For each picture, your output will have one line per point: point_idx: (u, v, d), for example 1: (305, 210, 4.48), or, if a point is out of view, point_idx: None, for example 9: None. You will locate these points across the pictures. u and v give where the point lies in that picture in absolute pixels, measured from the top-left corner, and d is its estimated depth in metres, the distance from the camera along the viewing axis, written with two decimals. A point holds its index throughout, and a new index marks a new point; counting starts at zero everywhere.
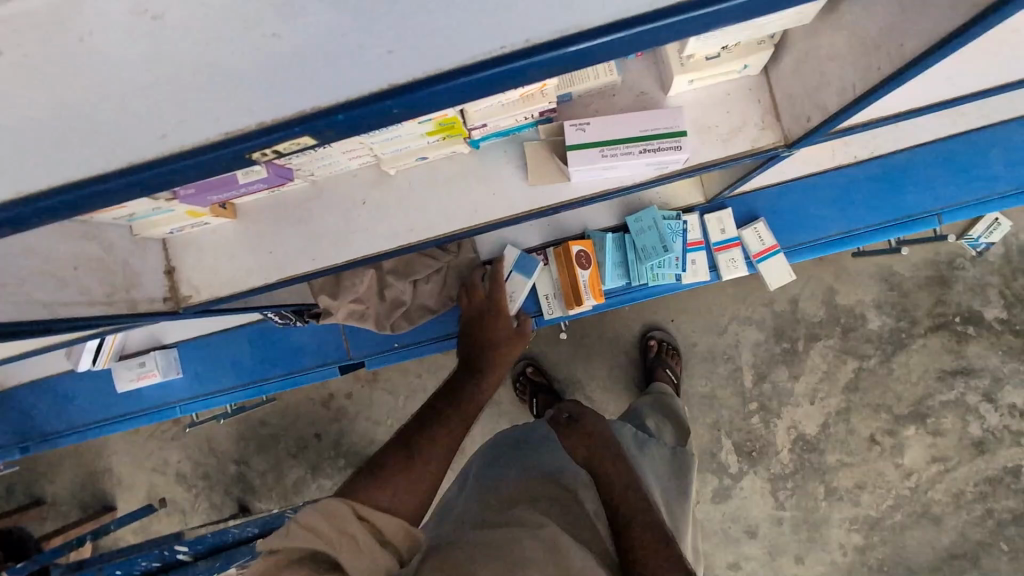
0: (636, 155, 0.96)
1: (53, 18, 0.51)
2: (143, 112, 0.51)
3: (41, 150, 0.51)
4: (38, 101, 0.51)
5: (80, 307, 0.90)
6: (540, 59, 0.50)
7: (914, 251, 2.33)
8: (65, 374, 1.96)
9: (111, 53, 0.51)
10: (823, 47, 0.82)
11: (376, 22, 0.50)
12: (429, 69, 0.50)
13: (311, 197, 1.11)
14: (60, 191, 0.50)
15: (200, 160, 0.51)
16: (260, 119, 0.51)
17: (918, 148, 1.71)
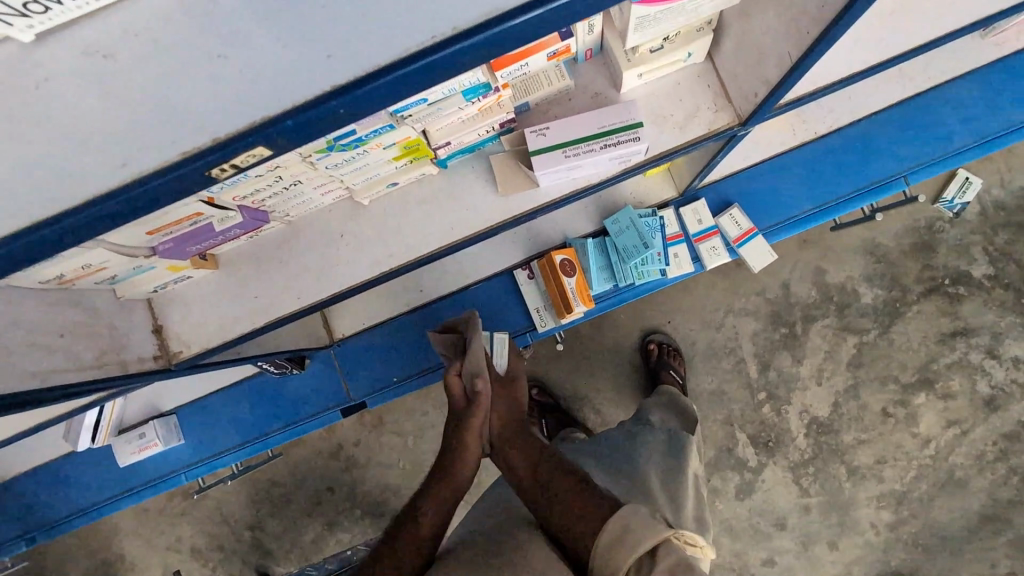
0: (598, 150, 0.98)
1: (12, 68, 0.53)
2: (103, 144, 0.52)
3: (9, 192, 0.52)
4: (4, 146, 0.52)
5: (72, 372, 0.90)
6: (475, 41, 0.51)
7: (893, 221, 2.37)
8: (64, 457, 1.92)
9: (67, 93, 0.53)
10: (759, 23, 0.86)
11: (317, 32, 0.53)
12: (367, 65, 0.52)
13: (290, 237, 1.13)
14: (34, 230, 0.52)
15: (160, 182, 0.51)
16: (214, 135, 0.52)
17: (875, 116, 1.76)
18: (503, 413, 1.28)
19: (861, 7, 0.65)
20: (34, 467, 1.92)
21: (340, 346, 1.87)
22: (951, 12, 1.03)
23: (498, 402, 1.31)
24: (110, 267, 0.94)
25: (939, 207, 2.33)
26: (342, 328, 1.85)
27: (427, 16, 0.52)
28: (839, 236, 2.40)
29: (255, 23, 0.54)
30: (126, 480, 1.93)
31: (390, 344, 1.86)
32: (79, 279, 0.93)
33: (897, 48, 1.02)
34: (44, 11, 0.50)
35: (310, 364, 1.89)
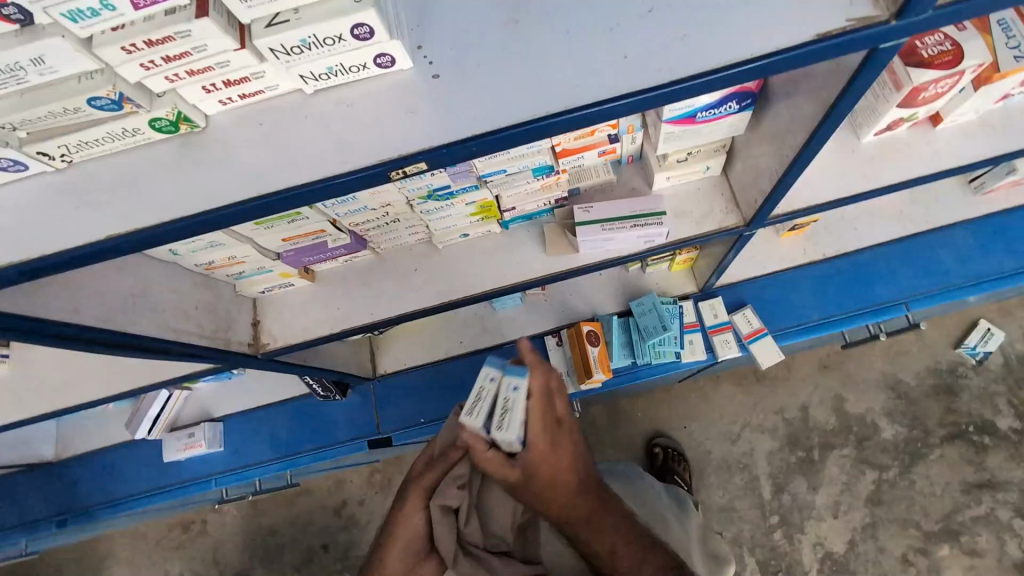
0: (629, 228, 1.25)
1: (286, 109, 0.70)
2: (320, 159, 0.67)
3: (245, 187, 0.67)
4: (257, 155, 0.69)
5: (194, 336, 1.14)
6: (579, 115, 0.64)
7: (915, 361, 2.51)
8: (115, 449, 2.11)
9: (312, 124, 0.69)
10: (757, 154, 1.14)
11: (476, 92, 0.67)
12: (498, 122, 0.65)
13: (374, 266, 1.40)
14: (243, 202, 0.66)
15: (341, 183, 0.66)
16: (391, 153, 0.66)
17: (880, 248, 2.00)
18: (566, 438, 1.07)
19: (817, 145, 0.90)
20: (85, 452, 2.11)
21: (380, 381, 2.08)
22: (930, 168, 1.31)
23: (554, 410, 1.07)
24: (244, 264, 1.21)
25: (961, 353, 2.49)
26: (384, 364, 2.07)
27: (547, 98, 0.65)
28: (861, 367, 2.54)
29: (437, 87, 0.68)
30: (163, 477, 2.09)
31: (424, 388, 2.06)
32: (217, 269, 1.20)
33: (884, 182, 1.29)
34: (327, 79, 0.67)
35: (351, 394, 2.09)
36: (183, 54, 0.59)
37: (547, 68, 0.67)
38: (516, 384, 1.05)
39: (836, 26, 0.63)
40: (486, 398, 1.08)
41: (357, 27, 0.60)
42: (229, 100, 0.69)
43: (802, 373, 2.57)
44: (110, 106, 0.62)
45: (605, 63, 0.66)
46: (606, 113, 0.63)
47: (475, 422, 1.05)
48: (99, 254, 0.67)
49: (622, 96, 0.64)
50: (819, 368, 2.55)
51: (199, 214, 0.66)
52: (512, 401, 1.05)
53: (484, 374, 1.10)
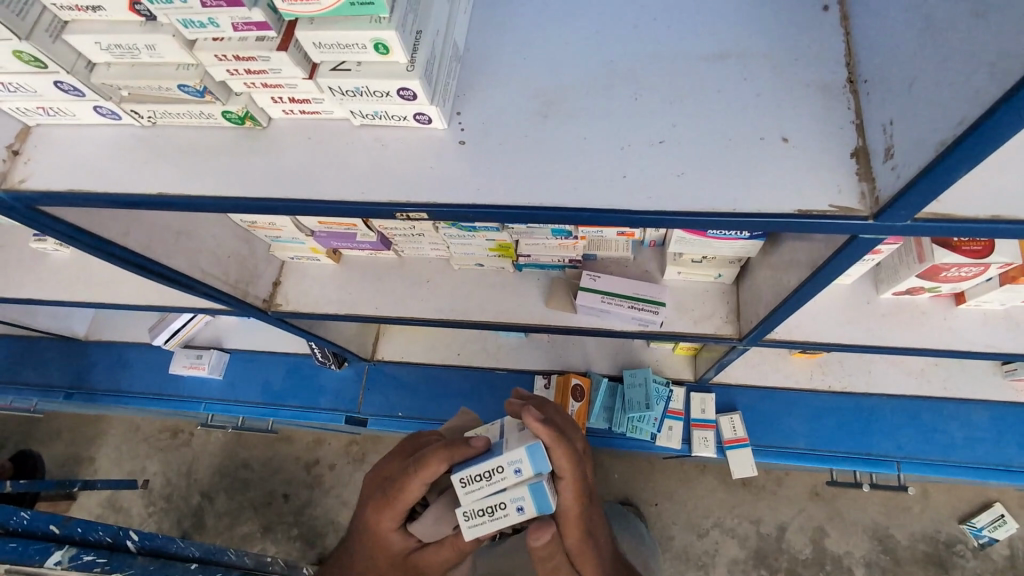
0: (625, 308, 1.33)
1: (333, 131, 0.82)
2: (348, 182, 0.78)
3: (281, 187, 0.79)
4: (299, 162, 0.80)
5: (218, 281, 1.28)
6: (567, 215, 0.72)
7: (910, 520, 2.41)
8: (133, 346, 2.32)
9: (349, 150, 0.80)
10: (762, 278, 1.18)
11: (488, 167, 0.76)
12: (499, 199, 0.74)
13: (395, 266, 1.51)
14: (276, 200, 0.78)
15: (357, 209, 0.76)
16: (405, 197, 0.76)
17: (889, 398, 1.94)
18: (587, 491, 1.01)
19: (806, 293, 0.95)
20: (108, 341, 2.33)
21: (375, 365, 2.20)
22: (951, 342, 1.30)
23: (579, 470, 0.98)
24: (280, 232, 1.35)
25: (964, 530, 2.36)
26: (385, 351, 2.19)
27: (548, 190, 0.74)
28: (851, 508, 2.46)
29: (458, 151, 0.78)
30: (163, 386, 2.27)
31: (415, 384, 2.17)
32: (258, 229, 1.34)
33: (899, 341, 1.30)
34: (372, 119, 0.78)
35: (347, 367, 2.22)
36: (261, 72, 0.72)
37: (555, 164, 0.75)
38: (523, 504, 0.91)
39: (816, 207, 0.68)
40: (492, 482, 0.90)
41: (403, 89, 0.71)
42: (291, 112, 0.81)
43: (787, 493, 2.51)
44: (194, 94, 0.75)
45: (606, 175, 0.73)
46: (594, 219, 0.71)
47: (462, 493, 0.91)
48: (154, 204, 0.81)
49: (608, 210, 0.72)
50: (808, 495, 2.48)
51: (241, 199, 0.79)
52: (504, 516, 0.91)
53: (509, 459, 0.90)
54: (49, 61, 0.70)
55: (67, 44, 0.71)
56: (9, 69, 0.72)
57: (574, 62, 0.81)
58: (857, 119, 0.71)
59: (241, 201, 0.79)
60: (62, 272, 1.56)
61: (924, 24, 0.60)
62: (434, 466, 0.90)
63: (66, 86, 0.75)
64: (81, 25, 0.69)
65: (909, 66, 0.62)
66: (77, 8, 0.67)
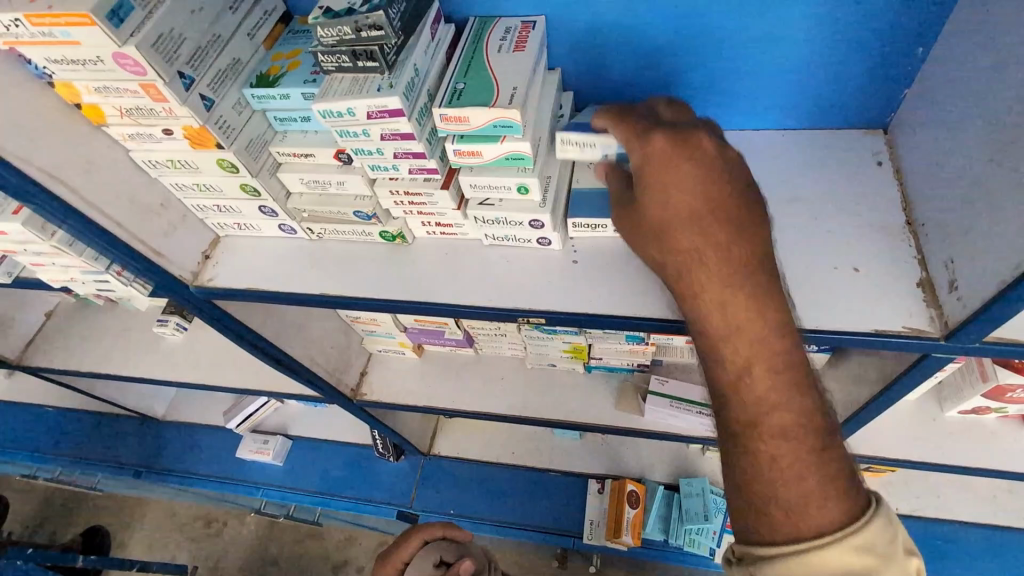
0: (694, 412, 1.41)
1: (464, 247, 0.99)
2: (477, 291, 0.94)
3: (417, 292, 0.96)
4: (434, 271, 0.98)
5: (318, 369, 1.43)
6: (667, 325, 0.86)
7: None
8: (204, 428, 2.45)
9: (478, 263, 0.97)
10: None
11: (597, 282, 0.92)
12: (611, 310, 0.89)
13: (472, 362, 1.64)
14: (414, 303, 0.95)
15: (483, 313, 0.92)
16: (525, 305, 0.92)
17: (963, 525, 1.85)
18: (747, 282, 0.73)
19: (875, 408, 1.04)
20: (181, 421, 2.48)
21: (430, 459, 2.25)
22: None
23: (724, 246, 0.73)
24: (379, 327, 1.51)
25: None
26: (440, 446, 2.26)
27: (648, 304, 0.88)
28: None
29: (571, 270, 0.94)
30: (226, 468, 2.36)
31: (467, 481, 2.20)
32: (358, 324, 1.51)
33: (969, 460, 1.31)
34: (501, 239, 0.96)
35: (403, 460, 2.27)
36: (422, 203, 0.91)
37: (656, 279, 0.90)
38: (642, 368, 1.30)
39: (890, 328, 0.79)
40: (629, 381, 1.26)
41: (535, 221, 0.88)
42: (433, 232, 0.99)
43: None
44: (364, 217, 0.94)
45: None
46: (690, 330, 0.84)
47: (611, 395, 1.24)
48: (309, 301, 0.99)
49: None
50: None
51: (382, 302, 0.96)
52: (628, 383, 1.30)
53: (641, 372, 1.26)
54: (263, 192, 0.90)
55: (277, 179, 0.92)
56: (230, 196, 0.93)
57: None
58: (919, 255, 0.84)
59: (382, 304, 0.96)
60: (172, 353, 1.75)
61: (968, 188, 0.75)
62: (434, 528, 1.21)
63: (267, 209, 0.95)
64: (291, 166, 0.91)
65: (962, 217, 0.76)
66: (295, 154, 0.89)
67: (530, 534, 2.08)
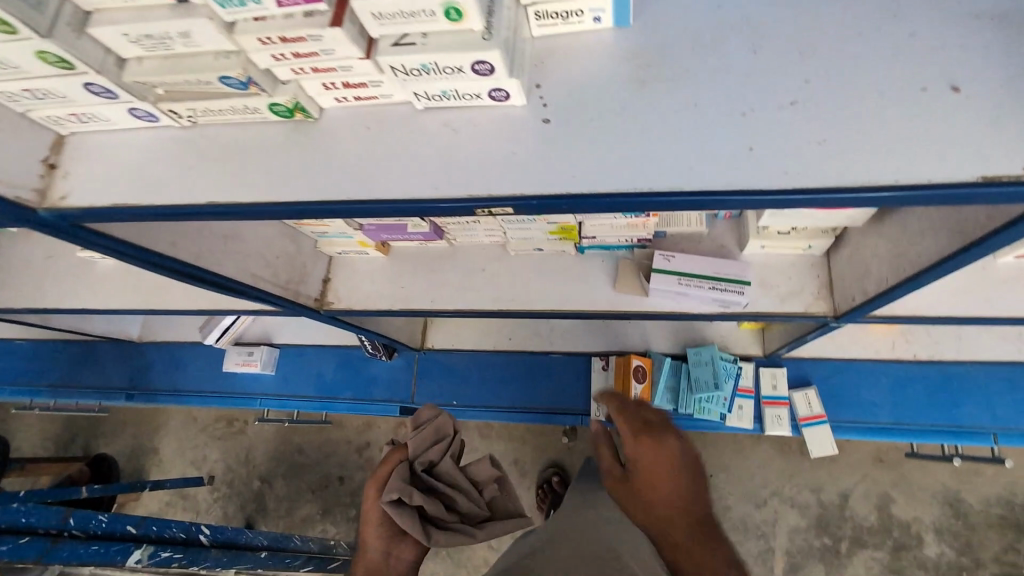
0: (705, 289, 1.21)
1: (393, 116, 0.72)
2: (420, 176, 0.69)
3: (334, 185, 0.70)
4: (355, 153, 0.71)
5: (269, 285, 1.23)
6: (681, 199, 0.63)
7: (991, 479, 2.16)
8: (188, 344, 2.35)
9: (410, 138, 0.70)
10: (869, 246, 1.04)
11: (578, 148, 0.66)
12: (603, 186, 0.64)
13: (446, 255, 1.43)
14: (333, 202, 0.69)
15: (430, 206, 0.67)
16: (483, 190, 0.67)
17: (982, 365, 1.76)
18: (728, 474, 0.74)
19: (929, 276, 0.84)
20: (162, 341, 2.37)
21: (426, 354, 2.16)
22: None
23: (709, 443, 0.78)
24: (328, 226, 1.28)
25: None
26: (434, 339, 2.17)
27: (650, 172, 0.64)
28: (917, 471, 2.22)
29: (541, 133, 0.68)
30: (217, 383, 2.28)
31: (465, 370, 2.12)
32: (305, 227, 1.28)
33: None
34: (439, 100, 0.68)
35: (397, 357, 2.19)
36: (311, 55, 0.62)
37: (661, 134, 0.65)
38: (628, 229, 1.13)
39: (1006, 173, 0.57)
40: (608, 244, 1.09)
41: (479, 64, 0.60)
42: (344, 99, 0.72)
43: (851, 459, 2.27)
44: (238, 85, 0.66)
45: (728, 149, 0.63)
46: (719, 202, 0.61)
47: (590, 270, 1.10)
48: (204, 212, 0.73)
49: (728, 191, 0.62)
50: (870, 458, 2.24)
51: (291, 203, 0.70)
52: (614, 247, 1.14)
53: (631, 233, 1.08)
54: (76, 61, 0.61)
55: (92, 39, 0.62)
56: (38, 75, 0.64)
57: (677, 29, 0.70)
58: None
59: (293, 206, 0.71)
60: (110, 278, 1.54)
61: None
62: None
63: (97, 88, 0.66)
64: (105, 13, 0.60)
65: None
66: None
67: (538, 416, 2.02)
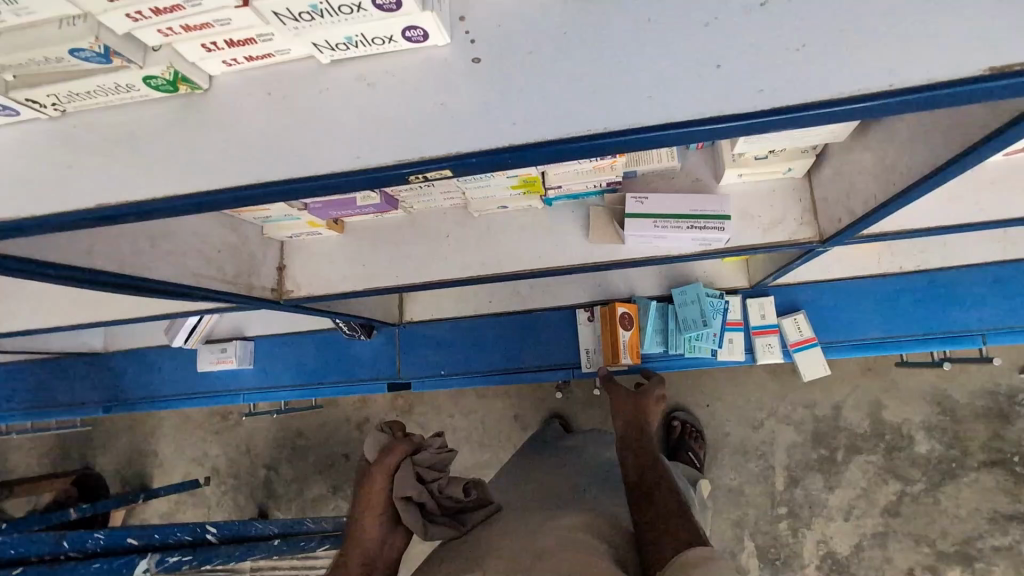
0: (684, 229, 1.13)
1: (297, 75, 0.61)
2: (336, 145, 0.58)
3: (238, 168, 0.59)
4: (258, 127, 0.60)
5: (215, 282, 1.12)
6: (645, 136, 0.53)
7: (976, 373, 2.18)
8: (156, 348, 2.24)
9: (320, 100, 0.60)
10: (854, 160, 0.97)
11: (517, 92, 0.56)
12: (551, 132, 0.54)
13: (405, 225, 1.32)
14: (239, 188, 0.58)
15: (354, 179, 0.57)
16: (413, 152, 0.56)
17: (968, 267, 1.73)
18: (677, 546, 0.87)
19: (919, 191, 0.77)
20: (129, 349, 2.26)
21: (406, 328, 2.09)
22: None
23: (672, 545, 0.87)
24: (269, 209, 1.16)
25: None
26: (411, 312, 2.08)
27: (605, 107, 0.54)
28: (905, 375, 2.24)
29: (473, 76, 0.58)
30: (195, 384, 2.20)
31: (449, 339, 2.05)
32: (246, 213, 1.17)
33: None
34: (346, 49, 0.58)
35: (376, 335, 2.10)
36: (176, 8, 0.50)
37: (611, 63, 0.56)
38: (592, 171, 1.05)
39: (1021, 60, 0.48)
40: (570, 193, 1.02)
41: None
42: (235, 62, 0.60)
43: (839, 372, 2.28)
44: (96, 59, 0.54)
45: (691, 72, 0.54)
46: (689, 135, 0.51)
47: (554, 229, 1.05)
48: (92, 219, 0.62)
49: (698, 120, 0.52)
50: (858, 369, 2.25)
51: (193, 195, 0.59)
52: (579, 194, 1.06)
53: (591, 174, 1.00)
54: None
55: None
56: None
57: None
58: None
59: (195, 198, 0.60)
60: (48, 293, 1.41)
61: None
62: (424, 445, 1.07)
63: None
64: None
65: None
66: None
67: (530, 376, 1.98)
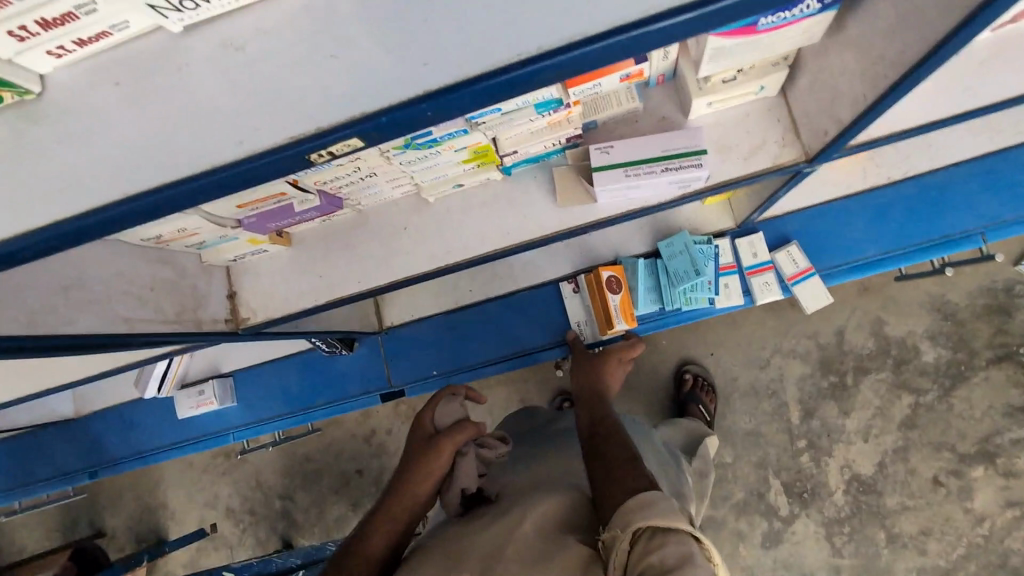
0: (659, 172, 1.02)
1: (156, 55, 0.58)
2: (228, 124, 0.55)
3: (126, 171, 0.55)
4: (130, 121, 0.57)
5: (155, 323, 1.00)
6: (561, 58, 0.51)
7: (972, 273, 2.12)
8: (131, 402, 2.11)
9: (190, 78, 0.57)
10: (833, 63, 0.86)
11: (415, 38, 0.54)
12: (459, 72, 0.53)
13: (357, 224, 1.21)
14: (135, 198, 0.55)
15: (267, 161, 0.54)
16: (317, 123, 0.54)
17: (954, 166, 1.66)
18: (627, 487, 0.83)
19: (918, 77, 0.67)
20: (102, 409, 2.12)
21: (388, 333, 1.98)
22: None
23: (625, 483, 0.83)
24: (199, 234, 1.04)
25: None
26: (390, 317, 1.97)
27: (513, 38, 0.52)
28: (902, 287, 2.17)
29: (359, 26, 0.56)
30: (179, 432, 2.07)
31: (435, 336, 1.94)
32: (172, 242, 1.04)
33: None
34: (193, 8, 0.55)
35: (360, 347, 1.98)
36: None
37: None
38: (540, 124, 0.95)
39: None
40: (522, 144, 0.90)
41: None
42: (62, 51, 0.56)
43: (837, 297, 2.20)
44: None
45: None
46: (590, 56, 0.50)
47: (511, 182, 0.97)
48: None
49: (613, 32, 0.51)
50: (856, 289, 2.18)
51: (92, 213, 0.55)
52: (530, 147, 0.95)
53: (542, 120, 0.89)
54: None
55: None
56: None
57: None
58: None
59: (94, 217, 0.56)
60: None
61: None
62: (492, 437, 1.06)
63: None
64: None
65: None
66: None
67: (528, 359, 1.89)
